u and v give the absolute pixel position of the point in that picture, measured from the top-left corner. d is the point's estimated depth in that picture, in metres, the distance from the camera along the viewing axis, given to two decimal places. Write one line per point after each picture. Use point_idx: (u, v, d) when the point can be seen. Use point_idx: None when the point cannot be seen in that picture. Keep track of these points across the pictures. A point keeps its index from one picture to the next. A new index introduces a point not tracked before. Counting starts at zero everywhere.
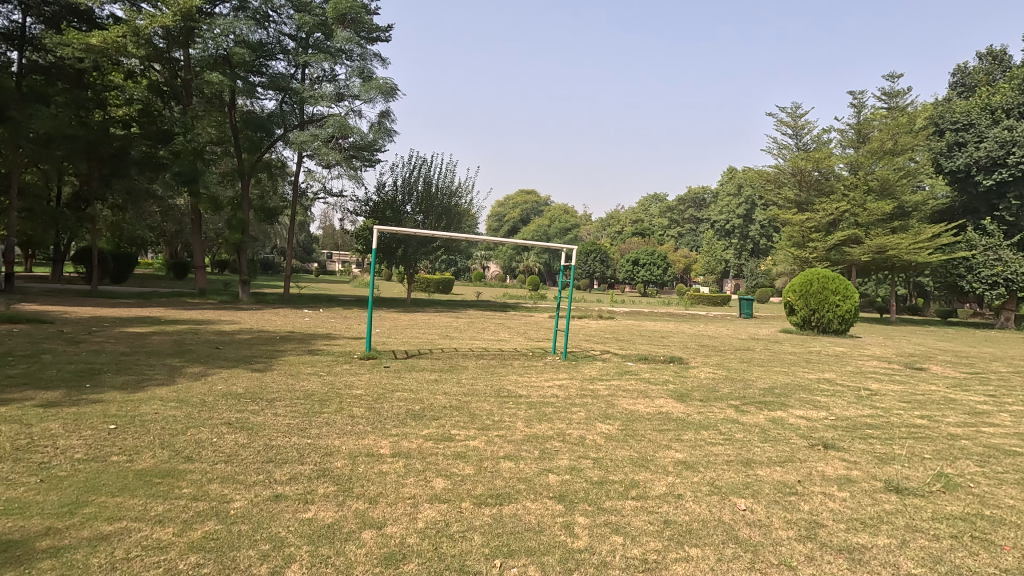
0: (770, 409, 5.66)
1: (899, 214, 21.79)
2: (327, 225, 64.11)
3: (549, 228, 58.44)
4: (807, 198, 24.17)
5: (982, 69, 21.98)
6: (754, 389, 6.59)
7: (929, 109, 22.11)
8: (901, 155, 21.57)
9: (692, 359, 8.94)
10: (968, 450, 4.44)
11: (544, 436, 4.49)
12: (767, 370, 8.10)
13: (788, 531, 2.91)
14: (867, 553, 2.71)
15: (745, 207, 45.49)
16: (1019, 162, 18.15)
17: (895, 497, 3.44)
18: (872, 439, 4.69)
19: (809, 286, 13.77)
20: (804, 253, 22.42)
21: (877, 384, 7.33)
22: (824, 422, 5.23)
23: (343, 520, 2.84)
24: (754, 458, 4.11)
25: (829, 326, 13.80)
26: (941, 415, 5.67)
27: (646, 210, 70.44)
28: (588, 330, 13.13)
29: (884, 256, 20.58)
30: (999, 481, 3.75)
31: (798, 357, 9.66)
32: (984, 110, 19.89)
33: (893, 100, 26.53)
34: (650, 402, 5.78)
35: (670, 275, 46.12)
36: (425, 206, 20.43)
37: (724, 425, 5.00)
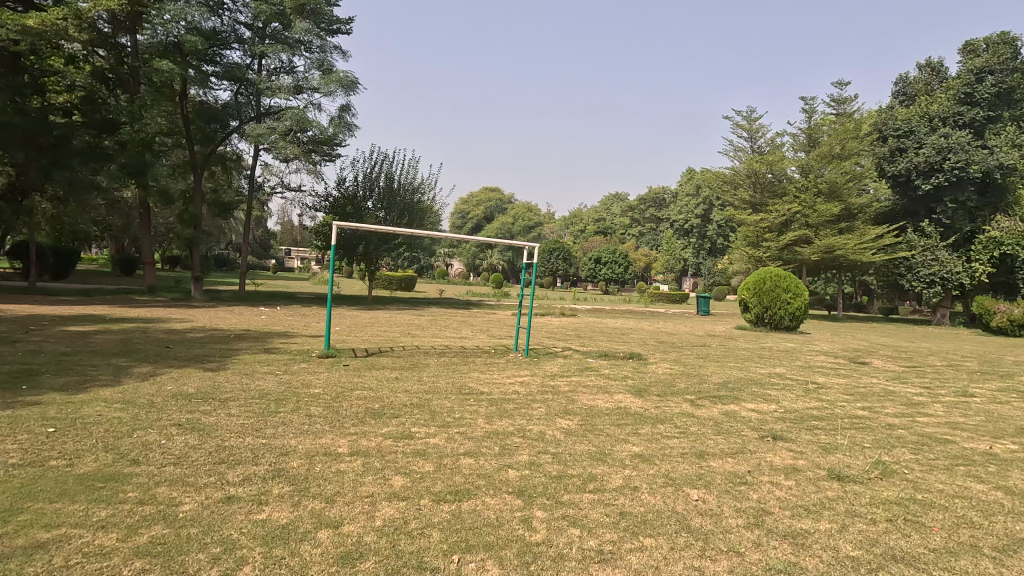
0: (723, 403, 5.85)
1: (846, 216, 22.70)
2: (286, 220, 62.51)
3: (512, 226, 58.57)
4: (760, 200, 25.06)
5: (921, 79, 23.17)
6: (709, 384, 6.80)
7: (874, 116, 23.15)
8: (848, 160, 22.54)
9: (651, 355, 9.14)
10: (903, 439, 4.71)
11: (504, 432, 4.52)
12: (722, 365, 8.38)
13: (738, 519, 3.03)
14: (809, 537, 2.84)
15: (703, 208, 46.53)
16: (954, 168, 19.26)
17: (837, 484, 3.62)
18: (818, 431, 4.91)
19: (762, 285, 14.27)
20: (759, 252, 23.31)
21: (823, 378, 7.67)
22: (773, 415, 5.45)
23: (298, 520, 2.79)
24: (707, 450, 4.25)
25: (780, 323, 14.33)
26: (880, 406, 5.99)
27: (607, 210, 71.34)
28: (551, 327, 13.25)
29: (832, 254, 21.55)
30: (931, 467, 3.99)
31: (751, 352, 10.00)
32: (923, 119, 21.03)
33: (842, 106, 27.65)
34: (608, 398, 5.90)
35: (630, 273, 46.94)
36: (386, 202, 20.14)
37: (680, 418, 5.15)
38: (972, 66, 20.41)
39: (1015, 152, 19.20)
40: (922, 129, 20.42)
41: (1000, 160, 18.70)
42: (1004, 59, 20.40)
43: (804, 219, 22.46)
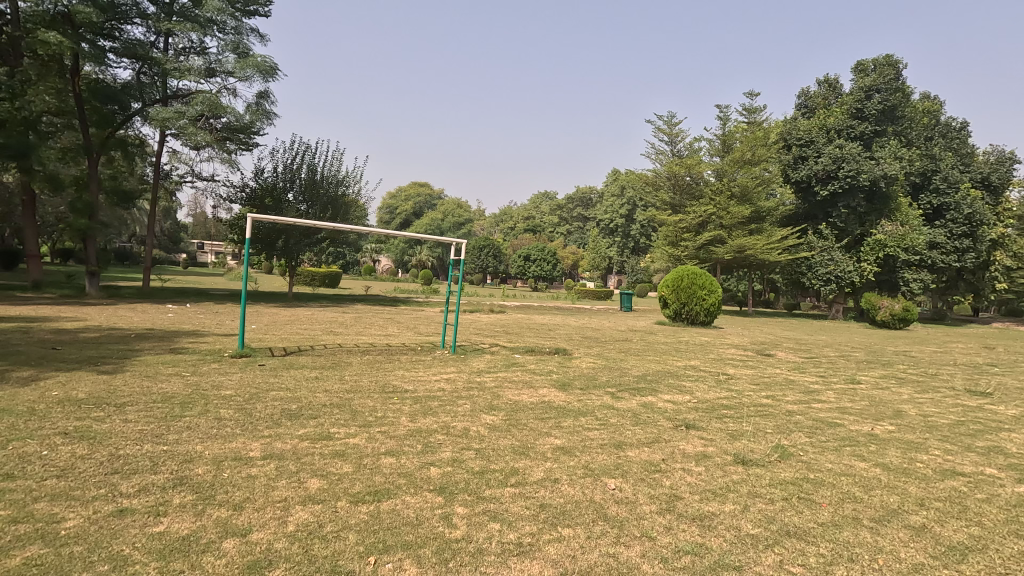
0: (642, 395, 6.10)
1: (755, 218, 24.31)
2: (198, 212, 58.46)
3: (441, 222, 58.04)
4: (679, 201, 26.35)
5: (820, 93, 25.17)
6: (629, 377, 7.08)
7: (781, 125, 24.94)
8: (758, 166, 24.13)
9: (576, 350, 9.38)
10: (800, 424, 5.13)
11: (427, 430, 4.46)
12: (642, 358, 8.73)
13: (651, 506, 3.16)
14: (715, 519, 3.02)
15: (627, 208, 48.21)
16: (847, 176, 21.14)
17: (742, 468, 3.87)
18: (727, 419, 5.23)
19: (680, 282, 15.01)
20: (678, 251, 24.57)
21: (733, 369, 8.19)
22: (687, 405, 5.75)
23: (201, 530, 2.61)
24: (625, 440, 4.41)
25: (697, 318, 15.14)
26: (781, 394, 6.49)
27: (537, 208, 72.30)
28: (479, 324, 13.26)
29: (743, 254, 23.07)
30: (822, 449, 4.36)
31: (669, 346, 10.49)
32: (822, 130, 22.84)
33: (752, 116, 29.53)
34: (533, 392, 5.99)
35: (558, 270, 47.85)
36: (308, 195, 19.31)
37: (601, 410, 5.32)
38: (862, 84, 22.41)
39: (898, 164, 21.12)
40: (821, 140, 22.21)
41: (885, 170, 20.54)
42: (889, 79, 22.34)
43: (719, 220, 23.88)
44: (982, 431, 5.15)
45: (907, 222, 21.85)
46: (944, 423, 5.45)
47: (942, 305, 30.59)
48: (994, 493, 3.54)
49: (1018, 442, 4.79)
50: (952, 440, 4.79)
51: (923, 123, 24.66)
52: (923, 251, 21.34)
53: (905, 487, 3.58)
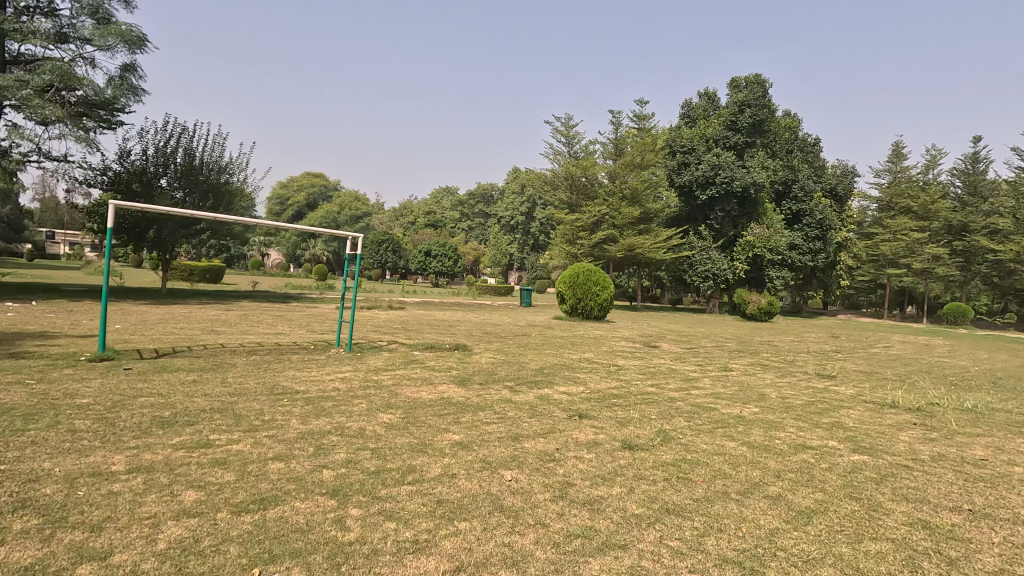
0: (539, 388, 6.29)
1: (644, 219, 25.93)
2: (47, 197, 51.10)
3: (338, 215, 55.58)
4: (576, 201, 27.39)
5: (701, 105, 27.30)
6: (527, 371, 7.27)
7: (667, 133, 26.76)
8: (647, 170, 25.73)
9: (476, 345, 9.45)
10: (680, 409, 5.57)
11: (320, 431, 4.28)
12: (540, 352, 8.99)
13: (545, 494, 3.28)
14: (603, 502, 3.19)
15: (527, 206, 49.16)
16: (722, 182, 23.18)
17: (628, 453, 4.13)
18: (616, 407, 5.54)
19: (576, 278, 15.63)
20: (574, 248, 25.58)
21: (623, 360, 8.70)
22: (580, 395, 6.02)
23: (50, 558, 2.31)
24: (522, 432, 4.53)
25: (591, 313, 15.85)
26: (665, 383, 7.01)
27: (438, 203, 71.66)
28: (377, 321, 12.91)
29: (633, 252, 24.52)
30: (698, 432, 4.77)
31: (565, 340, 10.89)
32: (702, 140, 24.78)
33: (642, 122, 31.40)
34: (432, 389, 5.95)
35: (459, 266, 47.79)
36: (185, 182, 17.63)
37: (499, 404, 5.41)
38: (736, 99, 24.59)
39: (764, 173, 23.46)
40: (701, 148, 24.11)
41: (754, 178, 22.74)
42: (757, 96, 24.57)
43: (612, 220, 25.15)
44: (828, 408, 5.92)
45: (772, 226, 24.44)
46: (798, 403, 6.19)
47: (799, 299, 34.66)
48: (834, 462, 4.10)
49: (854, 417, 5.57)
50: (804, 418, 5.45)
51: (785, 137, 27.64)
52: (784, 251, 24.02)
53: (765, 462, 4.03)
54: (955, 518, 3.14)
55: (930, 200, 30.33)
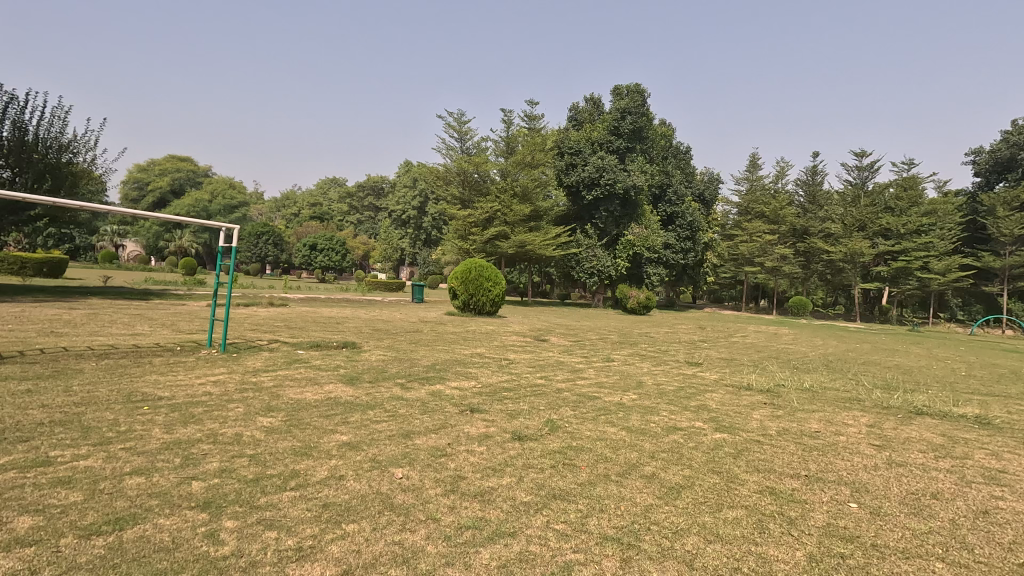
0: (430, 383, 6.25)
1: (534, 217, 26.65)
2: None
3: (208, 204, 50.72)
4: (468, 197, 27.44)
5: (587, 109, 28.60)
6: (418, 367, 7.18)
7: (556, 134, 27.70)
8: (536, 169, 26.46)
9: (365, 343, 9.15)
10: (567, 399, 5.85)
11: (189, 440, 3.90)
12: (431, 348, 8.93)
13: (436, 489, 3.28)
14: (494, 493, 3.26)
15: (419, 200, 48.36)
16: (606, 184, 24.50)
17: (518, 443, 4.25)
18: (507, 400, 5.67)
19: (468, 274, 15.72)
20: (466, 244, 25.68)
21: (513, 354, 8.91)
22: (472, 390, 6.07)
23: None
24: (413, 429, 4.48)
25: (483, 308, 16.02)
26: (553, 374, 7.30)
27: (324, 194, 68.16)
28: (255, 318, 12.01)
29: (524, 249, 25.15)
30: (582, 420, 5.04)
31: (457, 336, 10.92)
32: (588, 143, 25.96)
33: (532, 123, 32.24)
34: (317, 389, 5.67)
35: (348, 261, 45.82)
36: (14, 160, 15.09)
37: (389, 402, 5.30)
38: (618, 106, 26.09)
39: (643, 177, 25.15)
40: (587, 151, 25.25)
41: (634, 181, 24.29)
42: (637, 105, 26.29)
43: (503, 217, 25.55)
44: (695, 392, 6.54)
45: (649, 226, 26.32)
46: (670, 388, 6.76)
47: (673, 294, 37.73)
48: (700, 440, 4.54)
49: (717, 399, 6.21)
50: (675, 402, 5.97)
51: (661, 145, 29.86)
52: (660, 250, 26.01)
53: (641, 444, 4.36)
54: (793, 483, 3.63)
55: (779, 206, 34.47)
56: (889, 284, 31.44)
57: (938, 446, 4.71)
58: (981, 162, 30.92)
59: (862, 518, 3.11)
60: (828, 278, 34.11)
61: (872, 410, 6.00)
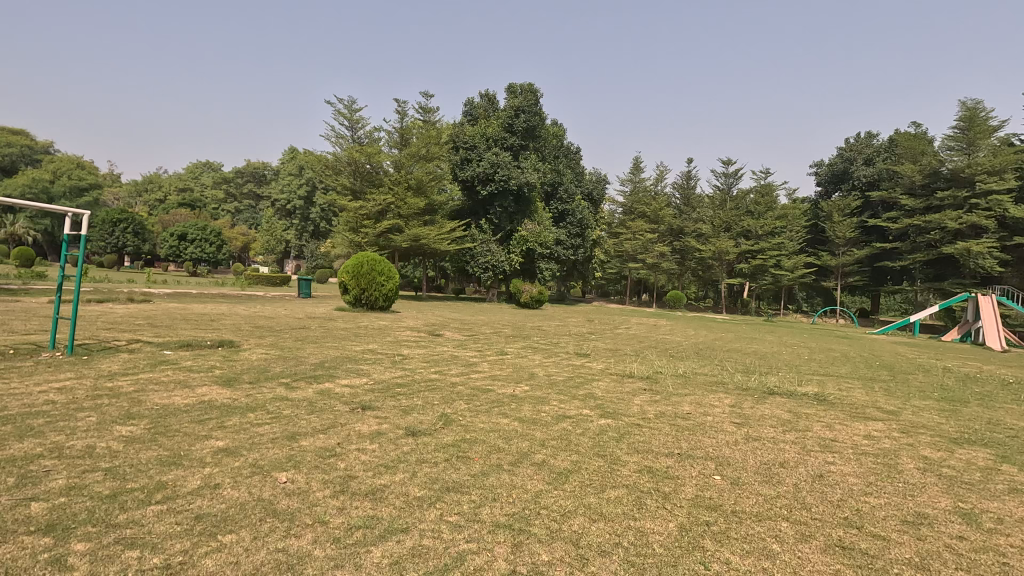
0: (318, 382, 5.96)
1: (429, 211, 26.31)
2: None
3: (49, 185, 44.04)
4: (359, 187, 26.42)
5: (482, 105, 28.72)
6: (305, 365, 6.83)
7: (451, 128, 27.53)
8: (432, 162, 26.14)
9: (245, 341, 8.51)
10: (461, 393, 5.89)
11: (27, 457, 3.39)
12: (319, 345, 8.51)
13: (324, 491, 3.15)
14: (386, 490, 3.21)
15: (305, 189, 45.67)
16: (501, 180, 24.82)
17: (411, 439, 4.21)
18: (400, 396, 5.58)
19: (360, 268, 15.17)
20: (357, 237, 24.80)
21: (407, 350, 8.78)
22: (364, 387, 5.89)
23: None
24: (299, 430, 4.26)
25: (376, 303, 15.55)
26: (447, 369, 7.31)
27: (195, 179, 62.09)
28: (111, 316, 10.67)
29: (418, 242, 24.77)
30: (476, 412, 5.10)
31: (347, 332, 10.51)
32: (483, 138, 26.10)
33: (427, 115, 31.78)
34: (189, 392, 5.18)
35: (224, 253, 42.20)
36: None
37: (273, 403, 4.99)
38: (513, 104, 26.51)
39: (536, 174, 25.80)
40: (482, 146, 25.38)
41: (527, 178, 24.87)
42: (531, 104, 26.91)
43: (397, 210, 24.97)
44: (582, 382, 6.90)
45: (542, 223, 27.12)
46: (560, 379, 7.05)
47: (564, 289, 39.26)
48: (587, 427, 4.79)
49: (602, 387, 6.59)
50: (564, 391, 6.25)
51: (554, 144, 30.82)
52: (552, 246, 26.92)
53: (532, 433, 4.52)
54: (668, 461, 3.97)
55: (659, 207, 37.12)
56: (749, 280, 35.18)
57: (786, 421, 5.38)
58: (822, 174, 35.55)
59: (724, 488, 3.47)
60: (700, 274, 37.43)
61: (734, 392, 6.70)
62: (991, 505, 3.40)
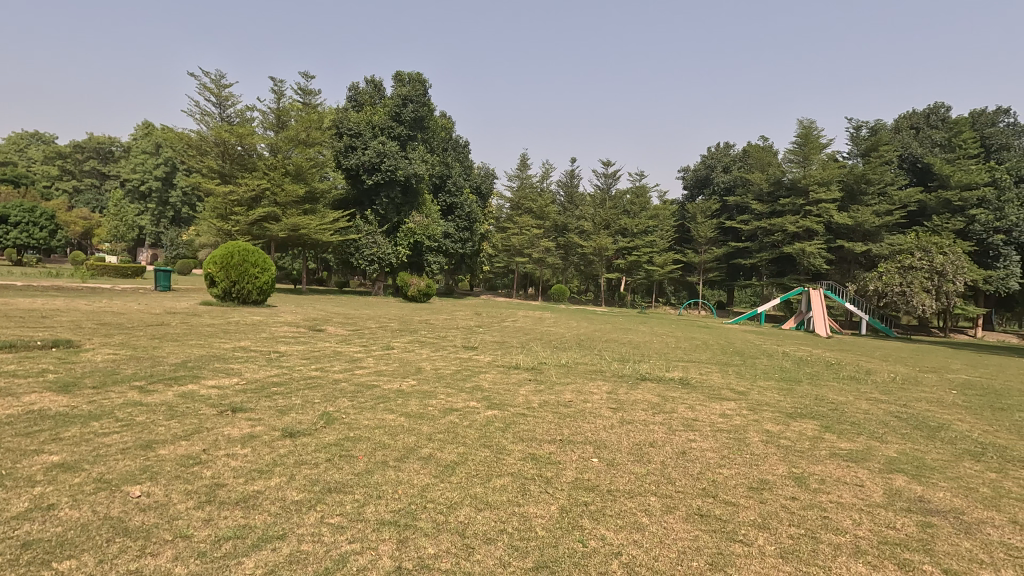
0: (179, 384, 5.39)
1: (310, 199, 24.80)
2: None
3: None
4: (229, 171, 24.21)
5: (367, 91, 27.60)
6: (164, 366, 6.14)
7: (333, 113, 26.11)
8: (312, 148, 24.62)
9: (87, 340, 7.43)
10: (344, 390, 5.67)
11: None
12: (181, 343, 7.69)
13: (187, 503, 2.87)
14: (260, 497, 2.99)
15: (164, 169, 40.87)
16: (388, 170, 24.08)
17: (289, 441, 3.96)
18: (276, 396, 5.22)
19: (230, 258, 13.92)
20: (227, 225, 22.81)
21: (284, 346, 8.26)
22: (234, 388, 5.43)
23: None
24: (156, 438, 3.82)
25: (249, 297, 14.39)
26: (330, 366, 6.99)
27: (19, 153, 52.92)
28: None
29: (297, 233, 23.29)
30: (361, 410, 4.93)
31: (215, 328, 9.62)
32: (369, 126, 25.09)
33: (307, 97, 29.87)
34: (11, 402, 4.41)
35: (59, 240, 36.57)
36: None
37: (123, 409, 4.42)
38: (400, 92, 25.79)
39: (424, 166, 25.40)
40: (368, 134, 24.39)
41: (415, 170, 24.44)
42: (418, 93, 26.37)
43: (273, 196, 23.31)
44: (469, 374, 6.97)
45: (430, 216, 26.83)
46: (448, 372, 7.06)
47: (451, 282, 39.28)
48: (473, 418, 4.85)
49: (489, 379, 6.72)
50: (452, 384, 6.28)
51: (442, 136, 30.53)
52: (440, 239, 26.77)
53: (419, 428, 4.48)
54: (551, 447, 4.15)
55: (545, 204, 38.30)
56: (625, 274, 37.73)
57: (655, 404, 5.88)
58: (688, 179, 38.95)
59: (600, 469, 3.71)
60: (582, 269, 39.36)
61: (611, 379, 7.20)
62: (817, 468, 3.99)
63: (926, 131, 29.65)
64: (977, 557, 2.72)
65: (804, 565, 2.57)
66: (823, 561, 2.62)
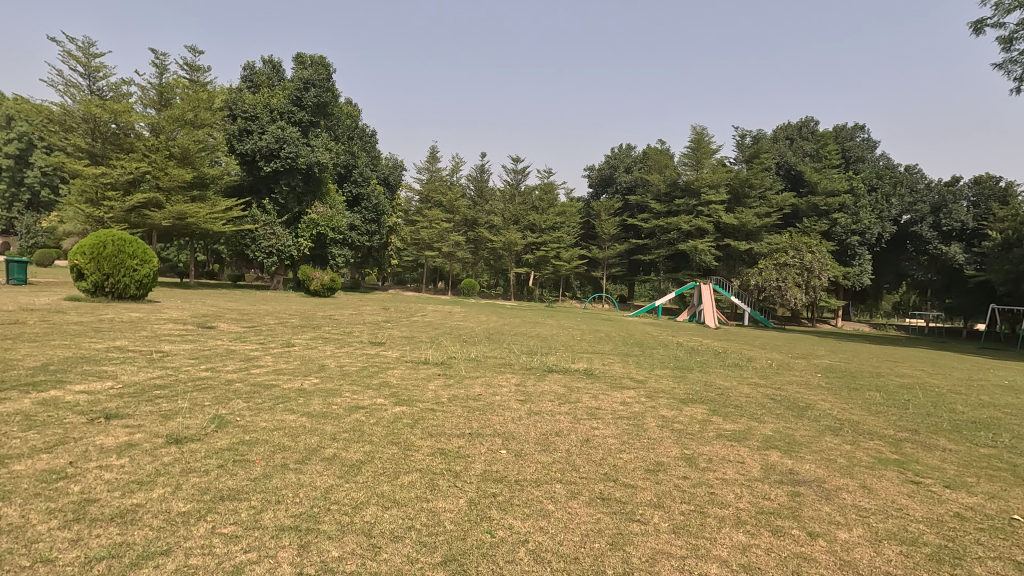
0: (38, 391, 4.74)
1: (199, 184, 22.86)
2: None
3: None
4: (101, 150, 21.67)
5: (265, 72, 25.84)
6: (19, 370, 5.40)
7: (226, 93, 24.14)
8: (200, 129, 22.57)
9: None
10: (239, 391, 5.31)
11: None
12: (39, 344, 6.76)
13: (51, 523, 2.55)
14: (139, 511, 2.72)
15: (16, 146, 35.75)
16: (288, 157, 22.76)
17: (174, 448, 3.64)
18: (159, 400, 4.75)
19: (102, 249, 12.49)
20: (97, 211, 20.41)
21: (169, 345, 7.57)
22: (108, 393, 4.89)
23: None
24: (8, 453, 3.34)
25: (125, 291, 12.98)
26: (222, 365, 6.52)
27: None
28: None
29: (184, 221, 21.36)
30: (257, 411, 4.63)
31: (83, 327, 8.56)
32: (266, 109, 23.50)
33: (194, 74, 27.40)
34: None
35: None
36: None
37: None
38: (301, 75, 24.29)
39: (328, 154, 24.29)
40: (265, 118, 22.88)
41: (318, 158, 23.22)
42: (321, 78, 25.03)
43: (154, 180, 21.21)
44: (377, 370, 6.80)
45: (334, 207, 25.68)
46: (354, 369, 6.83)
47: (358, 276, 38.00)
48: (380, 416, 4.73)
49: (397, 375, 6.60)
50: (358, 382, 6.08)
51: (347, 124, 29.34)
52: (345, 231, 25.65)
53: (323, 428, 4.29)
54: (459, 441, 4.14)
55: (454, 198, 37.93)
56: (534, 269, 38.41)
57: (561, 394, 6.10)
58: (593, 177, 40.38)
59: (509, 460, 3.77)
60: (491, 263, 39.71)
61: (519, 371, 7.36)
62: (706, 448, 4.34)
63: (799, 142, 32.97)
64: (835, 520, 3.10)
65: (694, 538, 2.79)
66: (710, 534, 2.85)
